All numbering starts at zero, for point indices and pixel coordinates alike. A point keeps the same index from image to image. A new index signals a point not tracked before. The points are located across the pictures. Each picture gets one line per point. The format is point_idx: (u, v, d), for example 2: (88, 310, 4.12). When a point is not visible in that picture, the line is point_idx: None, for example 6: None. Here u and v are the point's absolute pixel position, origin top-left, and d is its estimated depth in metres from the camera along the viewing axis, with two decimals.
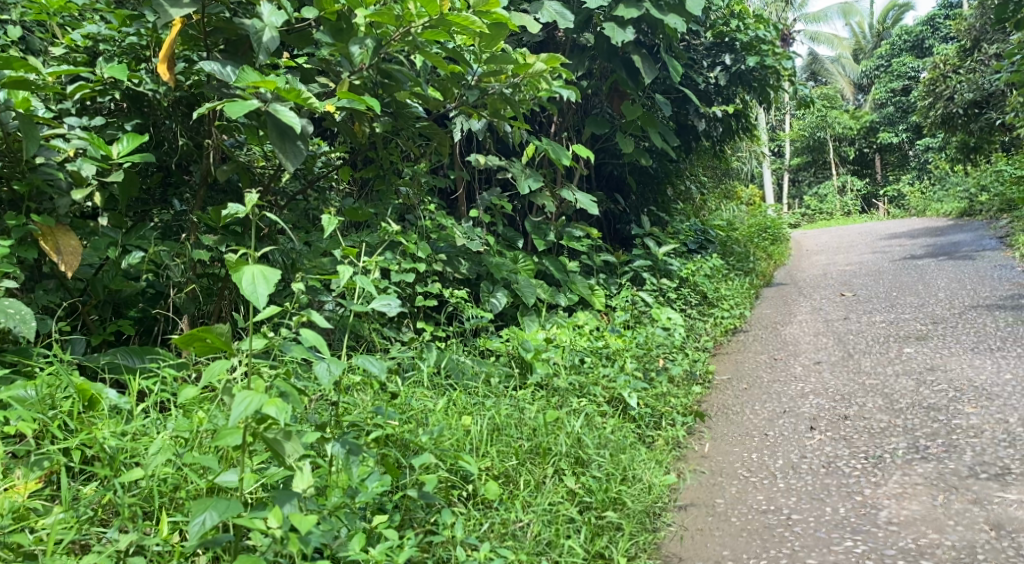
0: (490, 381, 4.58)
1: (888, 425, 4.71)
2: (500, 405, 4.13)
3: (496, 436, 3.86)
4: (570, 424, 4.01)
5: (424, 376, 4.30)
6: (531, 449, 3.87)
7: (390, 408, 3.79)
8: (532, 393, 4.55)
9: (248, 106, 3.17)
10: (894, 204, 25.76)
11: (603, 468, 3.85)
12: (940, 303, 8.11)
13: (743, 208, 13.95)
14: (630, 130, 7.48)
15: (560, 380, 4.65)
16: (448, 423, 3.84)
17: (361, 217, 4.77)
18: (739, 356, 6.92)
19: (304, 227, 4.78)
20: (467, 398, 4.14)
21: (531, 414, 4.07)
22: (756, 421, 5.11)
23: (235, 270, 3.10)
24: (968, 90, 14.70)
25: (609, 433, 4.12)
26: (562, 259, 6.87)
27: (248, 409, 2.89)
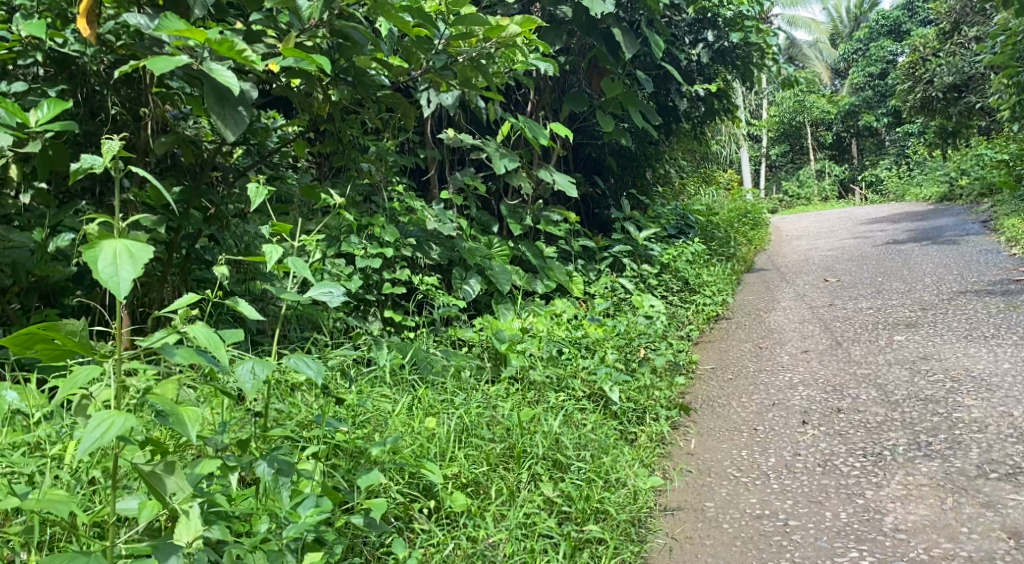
0: (462, 375, 4.25)
1: (885, 419, 4.41)
2: (470, 403, 3.79)
3: (464, 438, 3.53)
4: (548, 425, 3.69)
5: (387, 371, 3.95)
6: (504, 452, 3.53)
7: (345, 413, 3.44)
8: (507, 387, 4.23)
9: (176, 62, 2.79)
10: (871, 189, 25.64)
11: (582, 473, 3.53)
12: (929, 288, 7.85)
13: (722, 192, 13.69)
14: (609, 108, 7.14)
15: (536, 373, 4.33)
16: (413, 425, 3.50)
17: (318, 196, 4.43)
18: (723, 345, 6.61)
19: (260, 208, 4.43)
20: (435, 394, 3.81)
21: (504, 413, 3.74)
22: (743, 414, 4.81)
23: (89, 246, 2.49)
24: (947, 73, 14.36)
25: (590, 432, 3.81)
26: (539, 244, 6.53)
27: (105, 435, 2.47)
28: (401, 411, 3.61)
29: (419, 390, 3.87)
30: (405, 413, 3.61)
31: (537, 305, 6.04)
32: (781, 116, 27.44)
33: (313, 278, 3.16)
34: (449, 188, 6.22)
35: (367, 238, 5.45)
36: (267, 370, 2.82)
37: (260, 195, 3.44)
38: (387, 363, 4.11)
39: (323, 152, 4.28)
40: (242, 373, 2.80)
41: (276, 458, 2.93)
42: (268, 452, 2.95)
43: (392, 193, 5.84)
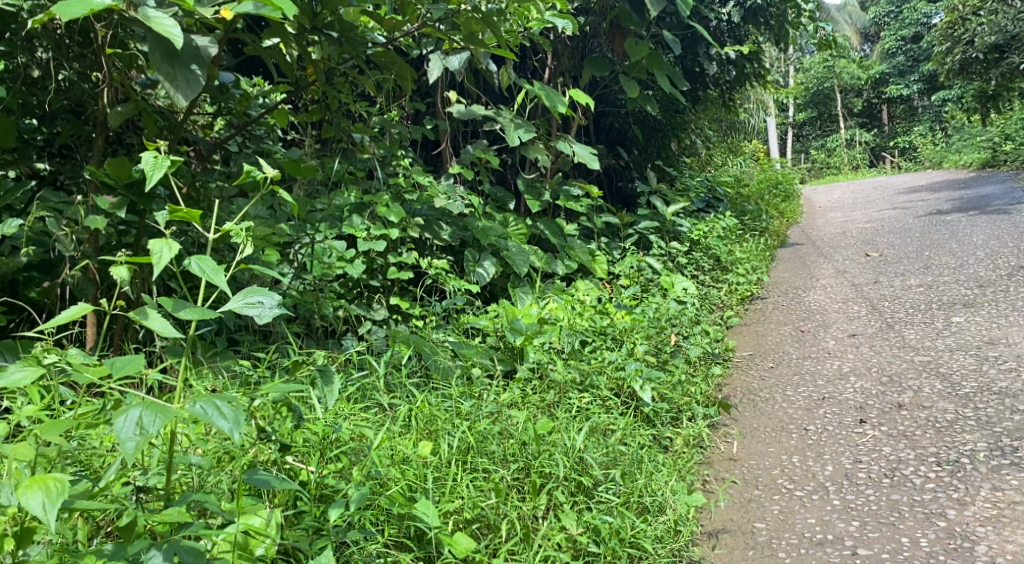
0: (471, 375, 3.75)
1: (957, 418, 3.89)
2: (477, 417, 3.30)
3: (471, 457, 3.05)
4: (568, 439, 3.21)
5: (382, 374, 3.46)
6: (514, 476, 3.06)
7: (329, 437, 2.95)
8: (522, 388, 3.73)
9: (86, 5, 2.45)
10: (904, 157, 24.90)
11: (611, 499, 3.06)
12: (983, 263, 7.28)
13: (750, 163, 13.10)
14: (634, 73, 6.57)
15: (555, 370, 3.83)
16: (410, 444, 3.02)
17: (303, 171, 3.88)
18: (761, 328, 6.07)
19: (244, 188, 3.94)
20: (438, 402, 3.34)
21: (518, 426, 3.24)
22: (791, 411, 4.29)
23: None
24: (989, 33, 13.61)
25: (617, 443, 3.32)
26: (559, 221, 6.01)
27: None
28: (397, 430, 3.14)
29: (419, 398, 3.38)
30: (402, 433, 3.13)
31: (558, 288, 5.53)
32: (810, 83, 26.66)
33: (224, 281, 2.60)
34: (459, 163, 5.71)
35: (371, 218, 4.96)
36: (161, 423, 2.32)
37: (160, 167, 2.88)
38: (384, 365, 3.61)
39: (305, 123, 3.74)
40: (122, 427, 2.30)
41: (179, 547, 2.40)
42: (171, 540, 2.41)
43: (399, 168, 5.35)
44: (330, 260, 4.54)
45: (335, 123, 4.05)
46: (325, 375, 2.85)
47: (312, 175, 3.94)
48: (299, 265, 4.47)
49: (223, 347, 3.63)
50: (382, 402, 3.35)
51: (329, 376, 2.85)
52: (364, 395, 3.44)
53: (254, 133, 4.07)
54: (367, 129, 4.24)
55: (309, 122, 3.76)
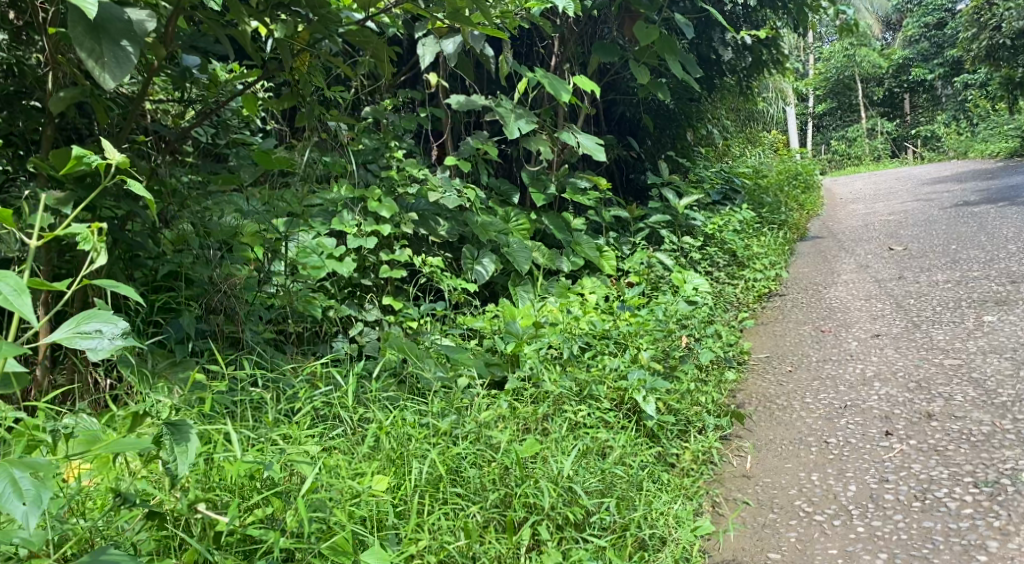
0: (459, 385, 3.44)
1: (993, 432, 3.56)
2: (453, 442, 3.05)
3: (442, 486, 2.85)
4: (557, 465, 2.97)
5: (349, 390, 3.19)
6: (495, 505, 2.84)
7: (292, 463, 2.73)
8: (513, 402, 3.41)
9: None
10: (927, 147, 24.42)
11: (600, 533, 2.83)
12: (1014, 257, 6.90)
13: (769, 153, 12.70)
14: (644, 59, 6.22)
15: (551, 380, 3.51)
16: (367, 479, 2.75)
17: (273, 162, 3.56)
18: (778, 327, 5.73)
19: (214, 185, 3.65)
20: (421, 419, 3.14)
21: (499, 458, 2.97)
22: (810, 420, 3.96)
23: None
24: (1017, 18, 13.18)
25: (610, 464, 3.08)
26: (564, 215, 5.68)
27: None
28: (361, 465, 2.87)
29: (398, 416, 3.08)
30: (361, 468, 2.86)
31: (562, 286, 5.21)
32: (830, 73, 26.16)
33: (25, 309, 2.15)
34: (457, 154, 5.38)
35: (361, 214, 4.65)
36: None
37: None
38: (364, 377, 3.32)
39: (274, 111, 3.41)
40: None
41: None
42: None
43: (391, 160, 5.02)
44: (316, 259, 4.23)
45: (311, 113, 3.74)
46: (179, 431, 2.46)
47: (283, 167, 3.62)
48: (283, 265, 4.16)
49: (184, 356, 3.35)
50: (348, 424, 3.10)
51: (184, 431, 2.46)
52: (338, 413, 3.14)
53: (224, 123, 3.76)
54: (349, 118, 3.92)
55: (280, 109, 3.43)
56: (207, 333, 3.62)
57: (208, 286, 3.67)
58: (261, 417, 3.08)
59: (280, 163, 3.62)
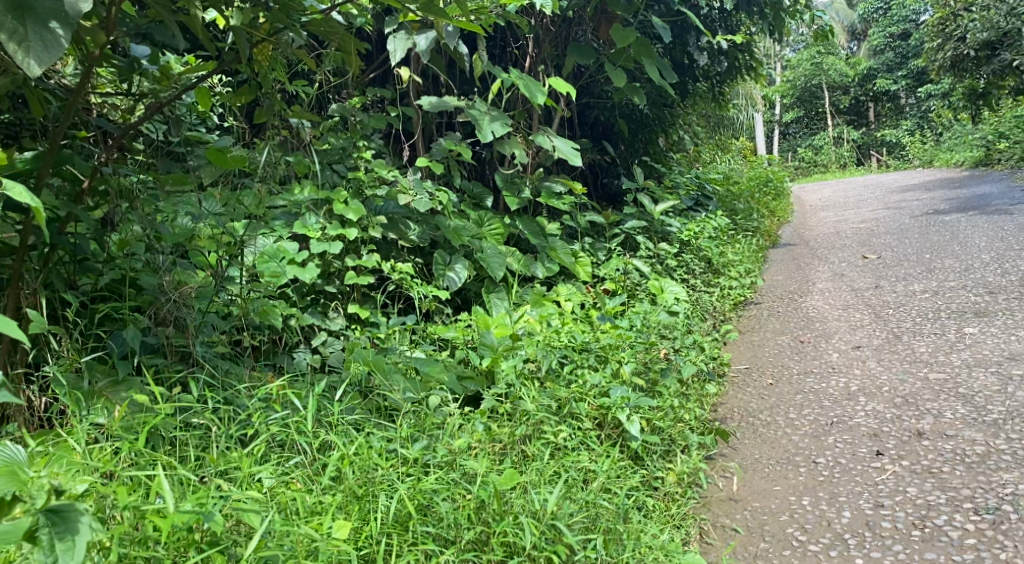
0: (429, 405, 3.24)
1: (988, 451, 3.41)
2: (422, 474, 2.88)
3: (412, 526, 2.68)
4: (540, 498, 2.81)
5: (309, 415, 2.98)
6: (469, 545, 2.68)
7: (248, 503, 2.60)
8: (489, 422, 3.22)
9: None
10: (892, 155, 24.54)
11: None
12: (990, 268, 6.81)
13: (739, 160, 12.58)
14: (620, 61, 6.03)
15: (529, 399, 3.32)
16: (326, 525, 2.58)
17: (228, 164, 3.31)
18: (756, 338, 5.57)
19: (163, 183, 3.42)
20: (391, 450, 2.98)
21: (473, 491, 2.79)
22: (796, 437, 3.79)
23: None
24: (981, 29, 13.21)
25: (592, 496, 2.92)
26: (539, 220, 5.49)
27: None
28: (319, 510, 2.68)
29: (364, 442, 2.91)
30: (318, 508, 2.69)
31: (537, 294, 5.03)
32: (797, 80, 26.22)
33: None
34: (428, 156, 5.16)
35: (326, 217, 4.44)
36: None
37: None
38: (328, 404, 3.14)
39: (230, 104, 3.18)
40: None
41: None
42: None
43: (359, 161, 4.80)
44: (276, 265, 4.01)
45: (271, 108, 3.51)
46: (65, 522, 2.24)
47: (240, 166, 3.39)
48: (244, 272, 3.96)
49: (128, 373, 3.12)
50: (306, 452, 2.92)
51: (70, 522, 2.24)
52: (297, 439, 2.95)
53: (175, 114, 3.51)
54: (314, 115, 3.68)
55: (237, 103, 3.20)
56: (154, 347, 3.32)
57: (158, 295, 3.40)
58: (205, 454, 2.88)
59: (237, 162, 3.39)
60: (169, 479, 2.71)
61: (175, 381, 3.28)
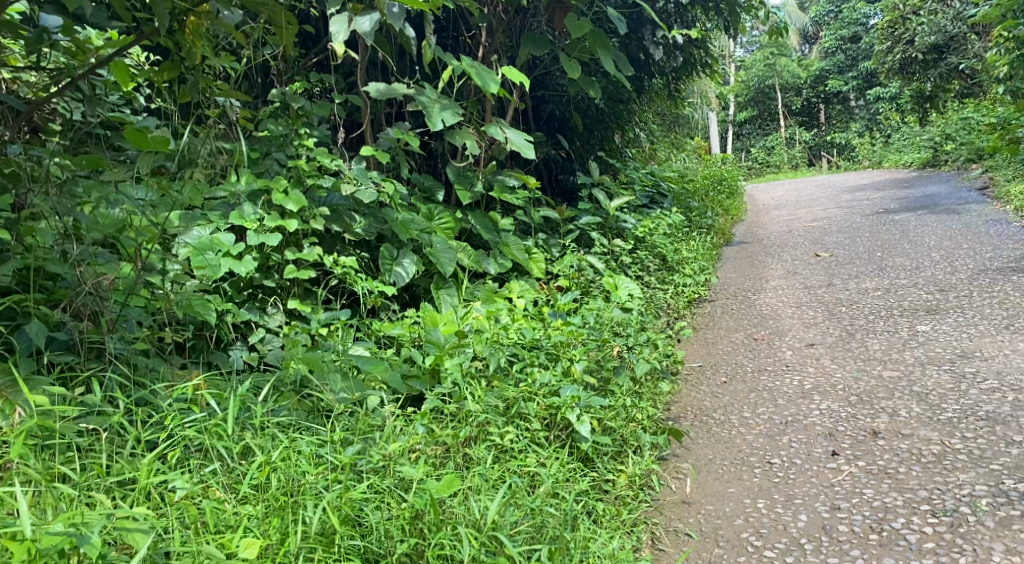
0: (367, 407, 3.12)
1: (944, 450, 3.35)
2: (354, 482, 2.74)
3: (339, 541, 2.54)
4: (478, 508, 2.68)
5: (230, 419, 2.87)
6: (403, 558, 2.55)
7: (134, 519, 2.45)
8: (431, 425, 3.08)
9: None
10: (843, 156, 24.82)
11: None
12: (940, 266, 6.81)
13: (693, 158, 12.57)
14: (574, 53, 5.91)
15: (475, 399, 3.20)
16: (234, 545, 2.46)
17: (148, 142, 2.98)
18: (709, 335, 5.49)
19: (77, 165, 3.16)
20: (322, 455, 2.84)
21: (409, 500, 2.65)
22: (751, 437, 3.70)
23: None
24: (928, 33, 13.34)
25: (536, 504, 2.80)
26: (491, 214, 5.35)
27: None
28: (242, 522, 2.56)
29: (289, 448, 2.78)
30: (234, 521, 2.57)
31: (488, 289, 4.90)
32: (750, 81, 26.39)
33: None
34: (376, 146, 5.00)
35: (264, 207, 4.31)
36: None
37: None
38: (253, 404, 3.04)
39: (154, 81, 3.00)
40: None
41: None
42: None
43: (303, 150, 4.63)
44: (210, 258, 3.89)
45: (196, 87, 3.36)
46: None
47: (162, 148, 3.05)
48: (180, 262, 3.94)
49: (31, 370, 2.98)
50: (226, 459, 2.79)
51: None
52: (214, 445, 2.81)
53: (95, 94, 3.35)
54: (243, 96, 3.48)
55: (161, 80, 3.02)
56: (66, 342, 3.18)
57: (73, 286, 3.22)
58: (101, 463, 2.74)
59: (157, 144, 3.05)
60: (55, 493, 2.56)
61: (84, 380, 3.14)
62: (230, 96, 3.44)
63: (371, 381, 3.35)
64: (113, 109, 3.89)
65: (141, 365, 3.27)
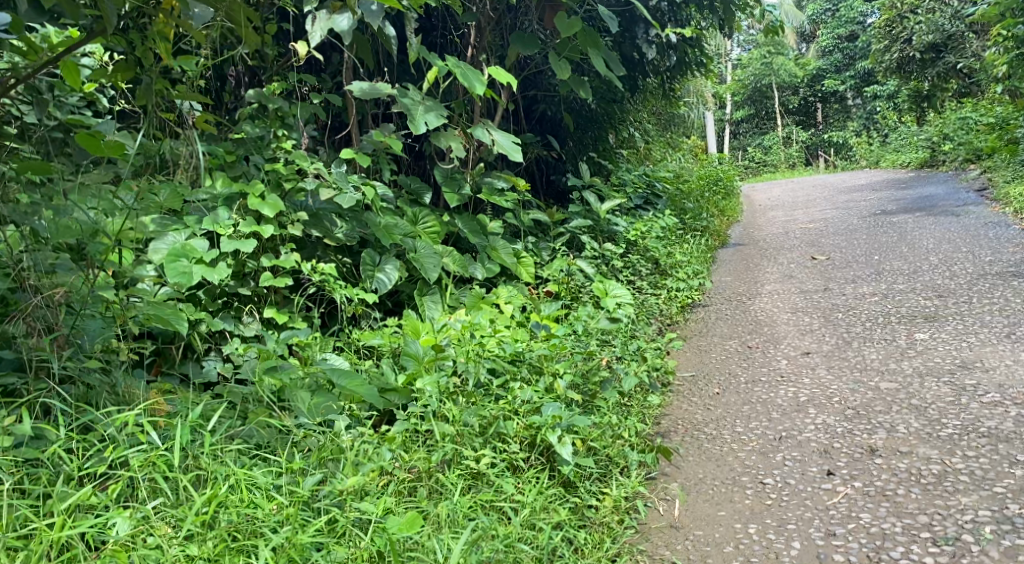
0: (337, 434, 3.08)
1: (944, 469, 3.20)
2: (309, 516, 2.74)
3: None
4: (436, 548, 2.66)
5: (176, 452, 2.81)
6: None
7: None
8: (400, 450, 3.05)
9: None
10: (840, 155, 24.69)
11: None
12: (938, 270, 6.66)
13: (689, 158, 12.43)
14: (565, 52, 5.74)
15: (448, 424, 3.16)
16: None
17: (98, 147, 2.88)
18: (702, 343, 5.33)
19: (21, 169, 2.95)
20: (281, 489, 2.83)
21: (368, 539, 2.66)
22: (743, 453, 3.55)
23: None
24: (926, 31, 13.18)
25: (501, 540, 2.77)
26: (479, 217, 5.17)
27: None
28: (186, 563, 2.53)
29: (240, 480, 2.78)
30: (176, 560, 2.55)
31: (475, 295, 4.73)
32: (747, 79, 26.25)
33: None
34: (358, 148, 4.84)
35: (240, 212, 4.15)
36: None
37: None
38: (209, 432, 2.98)
39: (108, 83, 2.93)
40: None
41: None
42: None
43: (281, 152, 4.47)
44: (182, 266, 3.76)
45: (151, 89, 3.21)
46: None
47: (115, 154, 2.94)
48: (153, 269, 3.80)
49: None
50: (169, 492, 2.73)
51: None
52: (161, 482, 2.76)
53: (46, 94, 3.36)
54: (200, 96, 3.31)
55: (117, 81, 2.95)
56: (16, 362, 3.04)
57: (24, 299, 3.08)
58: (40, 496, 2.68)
59: (111, 148, 2.94)
60: None
61: (32, 404, 2.99)
62: (185, 97, 3.23)
63: (348, 398, 3.30)
64: (75, 112, 3.79)
65: (95, 387, 3.10)
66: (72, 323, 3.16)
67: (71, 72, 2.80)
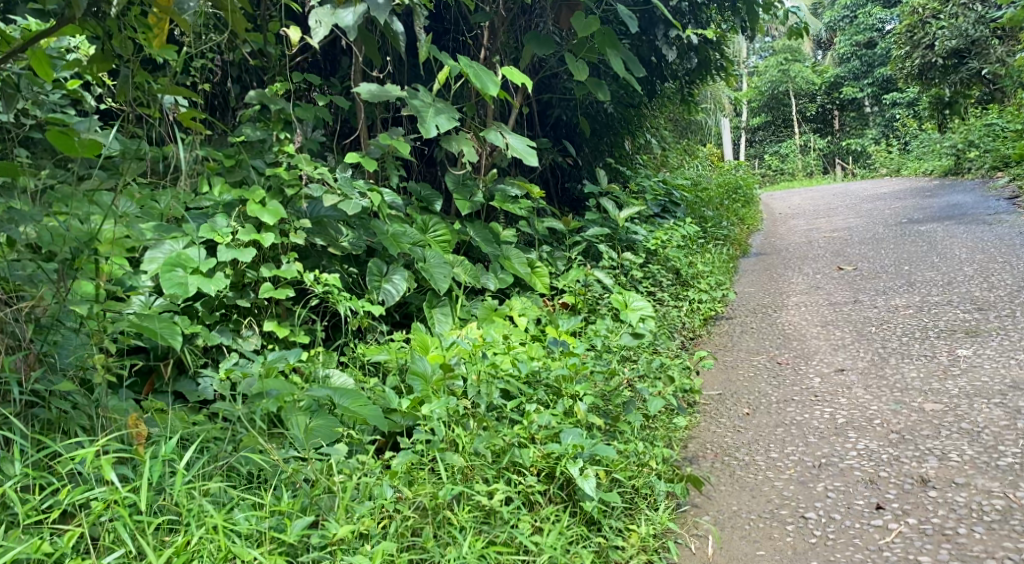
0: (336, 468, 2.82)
1: (1010, 506, 2.94)
2: None
3: None
4: None
5: (143, 494, 2.58)
6: None
7: None
8: (402, 485, 2.78)
9: None
10: (859, 164, 24.31)
11: None
12: (974, 282, 6.32)
13: (707, 166, 12.12)
14: (583, 53, 5.44)
15: (458, 456, 2.88)
16: None
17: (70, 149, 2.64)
18: (728, 358, 5.02)
19: None
20: (265, 534, 2.58)
21: None
22: (780, 482, 3.24)
23: None
24: (949, 37, 12.82)
25: None
26: (492, 225, 4.87)
27: None
28: None
29: (217, 527, 2.54)
30: None
31: (488, 307, 4.43)
32: (763, 87, 25.91)
33: None
34: (365, 153, 4.54)
35: (239, 220, 3.86)
36: None
37: None
38: (187, 469, 2.74)
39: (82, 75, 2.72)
40: None
41: None
42: None
43: (282, 155, 4.17)
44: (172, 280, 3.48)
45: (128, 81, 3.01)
46: None
47: (89, 153, 2.74)
48: (148, 281, 3.53)
49: None
50: (131, 542, 2.51)
51: None
52: (124, 528, 2.53)
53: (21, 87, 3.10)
54: (182, 89, 3.02)
55: (91, 74, 2.75)
56: None
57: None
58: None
59: (85, 148, 2.74)
60: None
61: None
62: (166, 90, 2.98)
63: (351, 418, 3.04)
64: (57, 111, 3.57)
65: (67, 416, 2.82)
66: (45, 341, 2.90)
67: (41, 63, 2.55)
